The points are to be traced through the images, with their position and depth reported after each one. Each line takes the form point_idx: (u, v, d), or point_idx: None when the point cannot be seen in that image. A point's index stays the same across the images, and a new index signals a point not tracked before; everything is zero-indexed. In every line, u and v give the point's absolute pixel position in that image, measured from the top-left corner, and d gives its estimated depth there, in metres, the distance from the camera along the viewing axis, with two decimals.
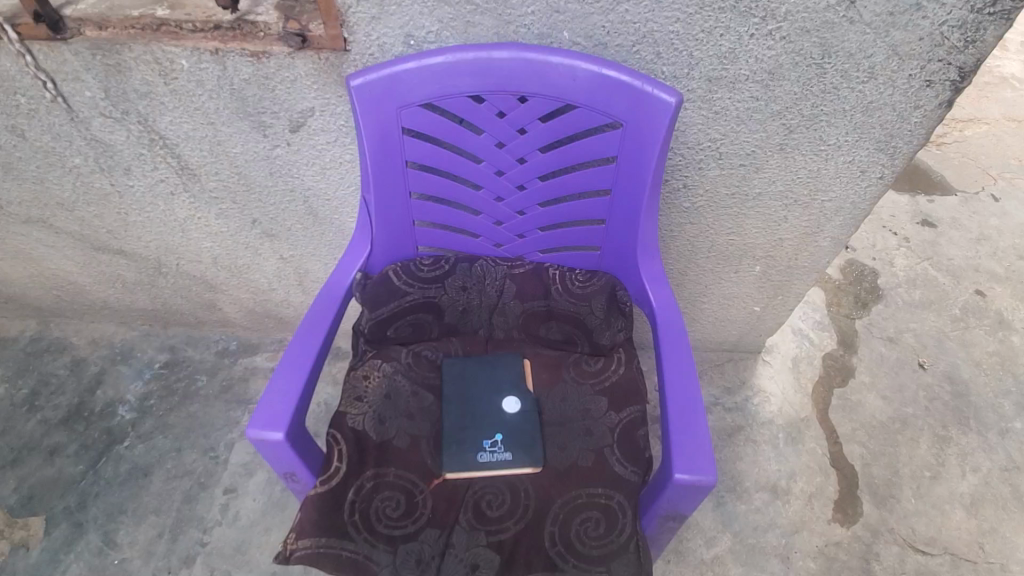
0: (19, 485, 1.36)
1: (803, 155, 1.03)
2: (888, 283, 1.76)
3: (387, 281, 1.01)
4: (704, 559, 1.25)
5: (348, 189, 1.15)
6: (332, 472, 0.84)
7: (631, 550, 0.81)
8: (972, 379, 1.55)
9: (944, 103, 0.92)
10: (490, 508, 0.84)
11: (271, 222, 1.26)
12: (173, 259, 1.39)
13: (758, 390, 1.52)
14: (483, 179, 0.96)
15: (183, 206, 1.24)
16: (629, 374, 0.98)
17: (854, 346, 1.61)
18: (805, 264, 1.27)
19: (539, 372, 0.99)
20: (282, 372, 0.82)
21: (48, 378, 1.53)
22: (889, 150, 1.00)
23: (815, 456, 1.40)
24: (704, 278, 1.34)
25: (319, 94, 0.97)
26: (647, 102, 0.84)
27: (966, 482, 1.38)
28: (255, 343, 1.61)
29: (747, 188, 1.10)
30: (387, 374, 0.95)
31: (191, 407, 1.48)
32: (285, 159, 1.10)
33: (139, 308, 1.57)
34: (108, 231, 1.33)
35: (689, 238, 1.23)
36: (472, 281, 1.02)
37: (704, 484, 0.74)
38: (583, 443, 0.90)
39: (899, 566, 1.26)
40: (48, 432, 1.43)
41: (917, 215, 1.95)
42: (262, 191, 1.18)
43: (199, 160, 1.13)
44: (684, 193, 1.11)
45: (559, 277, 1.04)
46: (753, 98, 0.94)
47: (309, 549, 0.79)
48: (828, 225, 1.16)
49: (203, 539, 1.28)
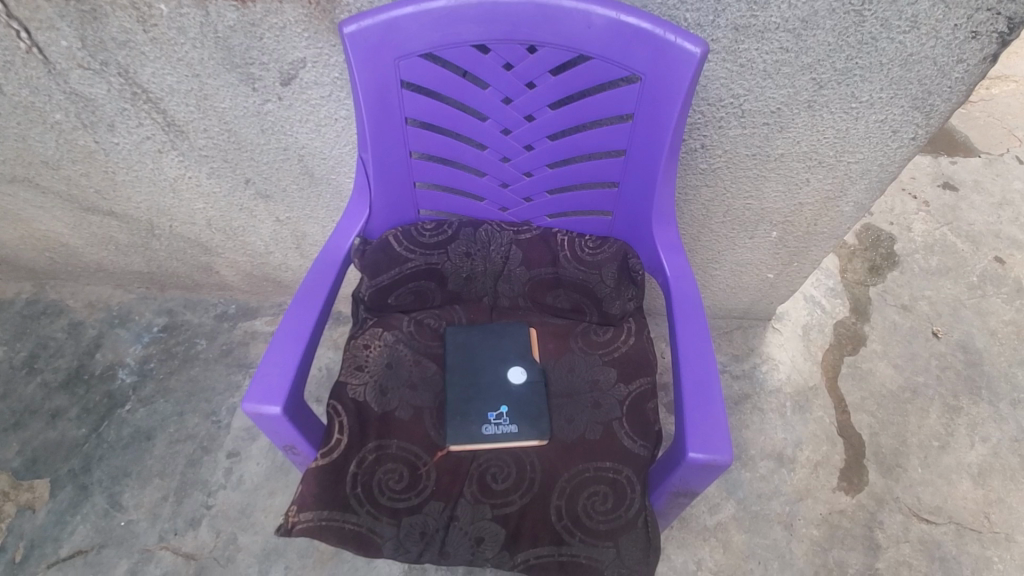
0: (23, 448, 1.35)
1: (831, 114, 0.96)
2: (905, 249, 1.70)
3: (387, 247, 0.97)
4: (707, 525, 1.26)
5: (344, 148, 1.09)
6: (333, 445, 0.82)
7: (639, 525, 0.79)
8: (985, 349, 1.52)
9: (989, 58, 0.84)
10: (495, 482, 0.81)
11: (264, 182, 1.20)
12: (166, 221, 1.34)
13: (766, 357, 1.49)
14: (488, 138, 0.90)
15: (172, 164, 1.18)
16: (639, 345, 0.95)
17: (866, 314, 1.57)
18: (824, 231, 1.21)
19: (546, 341, 0.96)
20: (278, 342, 0.79)
21: (46, 341, 1.50)
22: (924, 108, 0.93)
23: (822, 425, 1.39)
24: (718, 243, 1.29)
25: (311, 43, 0.90)
26: (668, 54, 0.77)
27: (975, 452, 1.36)
28: (255, 306, 1.58)
29: (769, 148, 1.03)
30: (388, 343, 0.93)
31: (191, 371, 1.46)
32: (277, 115, 1.03)
33: (135, 271, 1.53)
34: (96, 191, 1.28)
35: (704, 202, 1.17)
36: (475, 247, 0.99)
37: (719, 463, 0.71)
38: (590, 416, 0.87)
39: (903, 534, 1.26)
40: (49, 395, 1.42)
41: (938, 177, 1.88)
42: (254, 149, 1.11)
43: (186, 116, 1.06)
44: (701, 154, 1.05)
45: (568, 242, 0.99)
46: (782, 49, 0.86)
47: (310, 523, 0.77)
48: (852, 188, 1.10)
49: (209, 501, 1.28)
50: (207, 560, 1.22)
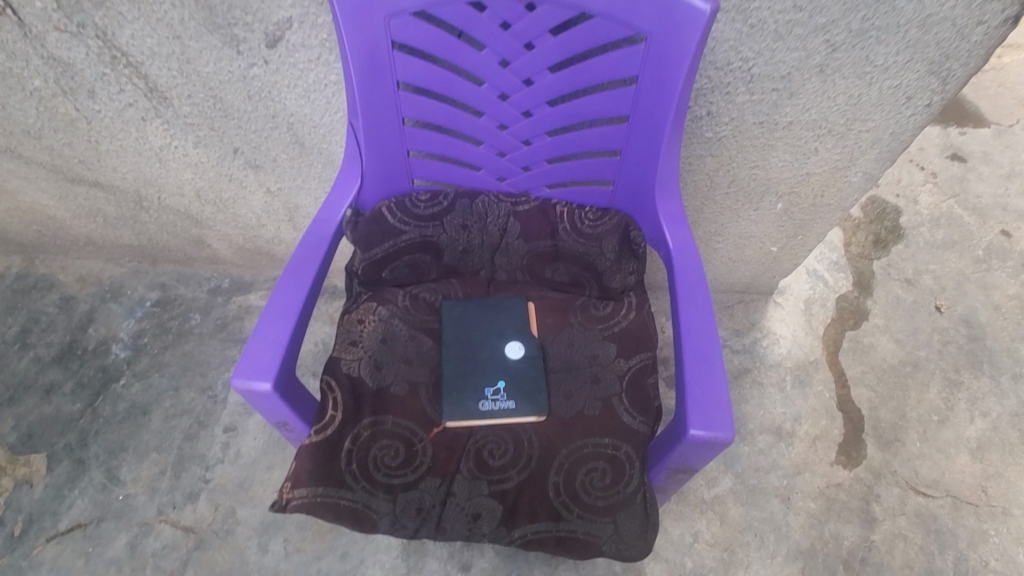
0: (19, 423, 1.34)
1: (844, 79, 0.92)
2: (911, 222, 1.67)
3: (380, 219, 0.93)
4: (705, 499, 1.26)
5: (335, 115, 1.04)
6: (327, 422, 0.80)
7: (638, 502, 0.78)
8: (989, 324, 1.50)
9: (1011, 19, 0.79)
10: (493, 458, 0.80)
11: (253, 152, 1.16)
12: (154, 192, 1.30)
13: (767, 332, 1.48)
14: (484, 104, 0.86)
15: (157, 132, 1.14)
16: (640, 320, 0.93)
17: (870, 288, 1.55)
18: (831, 202, 1.18)
19: (544, 316, 0.94)
20: (268, 317, 0.76)
21: (37, 316, 1.48)
22: (941, 73, 0.88)
23: (821, 399, 1.38)
24: (722, 215, 1.26)
25: (296, 2, 0.85)
26: (675, 12, 0.73)
27: (974, 427, 1.36)
28: (249, 281, 1.55)
29: (778, 116, 0.99)
30: (383, 318, 0.91)
31: (185, 345, 1.44)
32: (263, 80, 0.99)
33: (125, 244, 1.50)
34: (80, 161, 1.23)
35: (708, 173, 1.13)
36: (472, 219, 0.95)
37: (721, 441, 0.70)
38: (589, 391, 0.86)
39: (899, 507, 1.26)
40: (43, 370, 1.40)
41: (946, 149, 1.83)
42: (241, 116, 1.07)
43: (168, 81, 1.02)
44: (707, 121, 1.01)
45: (567, 214, 0.96)
46: (795, 8, 0.82)
47: (305, 499, 0.76)
48: (862, 158, 1.06)
49: (206, 475, 1.28)
50: (206, 533, 1.22)
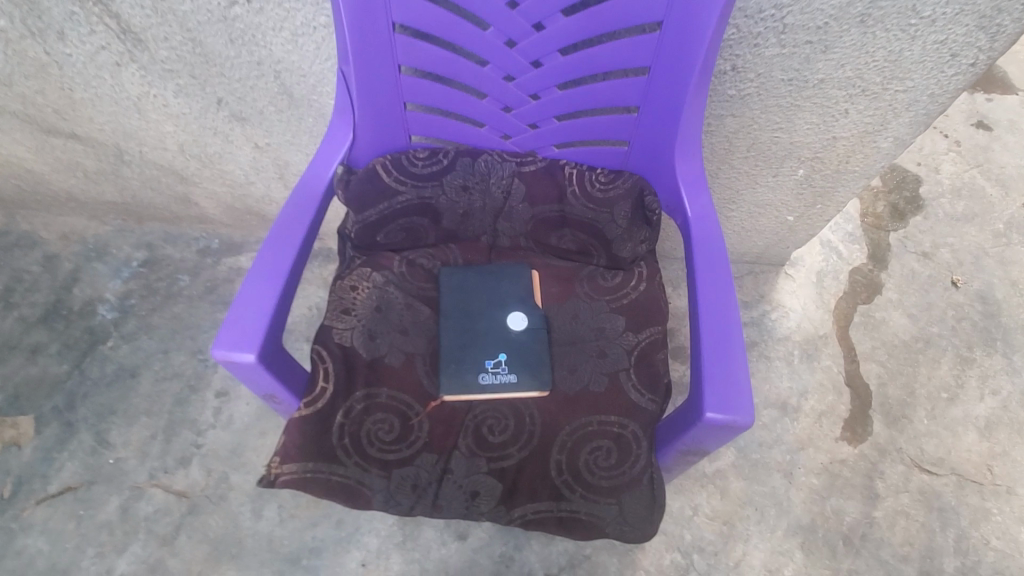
0: (4, 384, 1.30)
1: (885, 32, 0.84)
2: (931, 192, 1.60)
3: (375, 178, 0.88)
4: (706, 472, 1.24)
5: (325, 63, 0.96)
6: (317, 394, 0.76)
7: (644, 483, 0.74)
8: (1005, 300, 1.45)
9: None
10: (492, 434, 0.76)
11: (238, 102, 1.08)
12: (135, 145, 1.23)
13: (777, 305, 1.43)
14: (489, 52, 0.78)
15: (134, 79, 1.05)
16: (651, 293, 0.87)
17: (885, 261, 1.49)
18: (856, 170, 1.10)
19: (549, 285, 0.88)
20: (251, 283, 0.71)
21: (20, 274, 1.42)
22: (991, 29, 0.80)
23: (829, 374, 1.35)
24: (738, 181, 1.19)
25: None
26: None
27: (984, 405, 1.33)
28: (239, 242, 1.49)
29: (809, 72, 0.91)
30: (377, 285, 0.86)
31: (174, 308, 1.39)
32: (246, 21, 0.90)
33: (109, 201, 1.43)
34: (54, 110, 1.15)
35: (728, 134, 1.06)
36: (473, 180, 0.90)
37: (738, 425, 0.65)
38: (595, 365, 0.81)
39: (903, 484, 1.24)
40: (27, 330, 1.36)
41: (972, 115, 1.74)
42: (223, 63, 0.99)
43: (143, 22, 0.93)
44: (731, 77, 0.93)
45: (576, 177, 0.90)
46: None
47: (295, 475, 0.73)
48: (894, 122, 0.98)
49: (198, 441, 1.25)
50: (198, 498, 1.19)
